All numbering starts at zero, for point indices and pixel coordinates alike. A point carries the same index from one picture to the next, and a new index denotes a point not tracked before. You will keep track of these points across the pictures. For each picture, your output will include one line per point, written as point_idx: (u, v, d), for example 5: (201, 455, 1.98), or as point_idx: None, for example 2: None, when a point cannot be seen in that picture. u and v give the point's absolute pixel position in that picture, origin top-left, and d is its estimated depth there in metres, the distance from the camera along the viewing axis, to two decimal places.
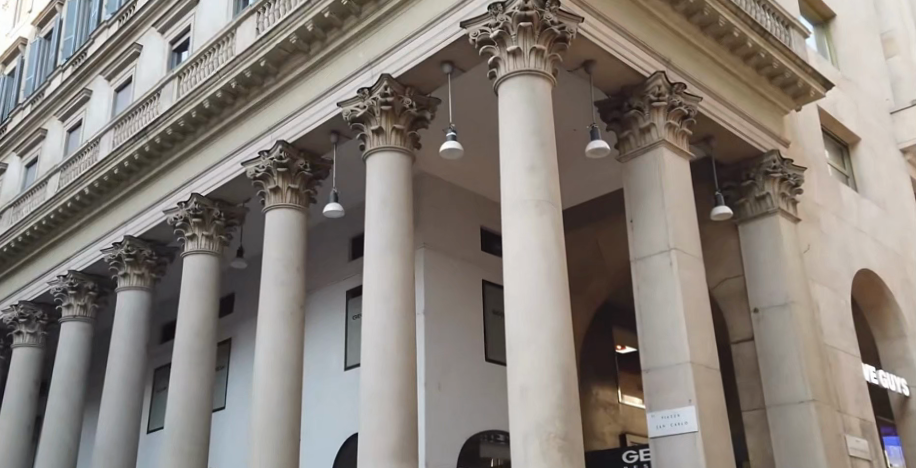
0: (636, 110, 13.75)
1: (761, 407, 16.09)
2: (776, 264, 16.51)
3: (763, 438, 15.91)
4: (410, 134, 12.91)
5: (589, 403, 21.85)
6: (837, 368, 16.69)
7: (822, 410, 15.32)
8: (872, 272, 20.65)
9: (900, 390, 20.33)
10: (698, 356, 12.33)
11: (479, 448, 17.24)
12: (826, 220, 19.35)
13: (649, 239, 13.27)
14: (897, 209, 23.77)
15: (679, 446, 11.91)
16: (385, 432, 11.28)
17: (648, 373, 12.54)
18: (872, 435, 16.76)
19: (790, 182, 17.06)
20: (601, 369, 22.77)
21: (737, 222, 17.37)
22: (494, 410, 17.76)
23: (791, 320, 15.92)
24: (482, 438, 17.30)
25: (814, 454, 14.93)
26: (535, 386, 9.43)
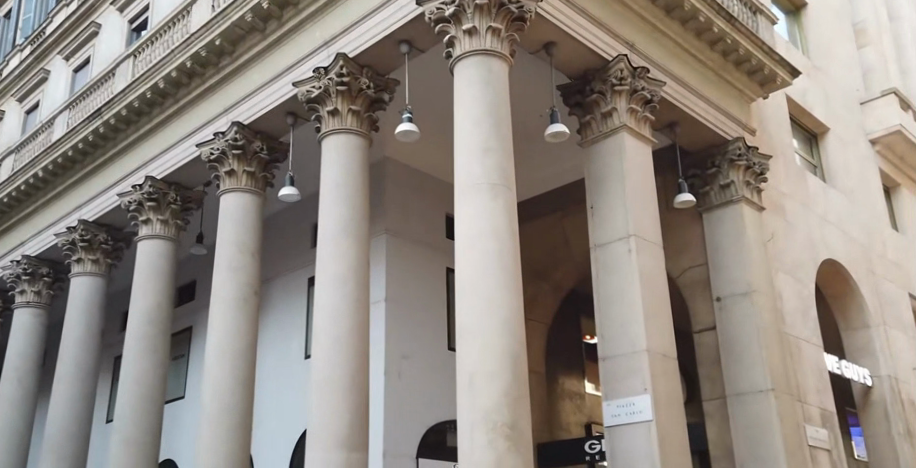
0: (598, 94, 13.55)
1: (721, 397, 16.00)
2: (739, 253, 16.40)
3: (722, 427, 15.82)
4: (366, 116, 12.54)
5: (553, 392, 21.69)
6: (798, 358, 16.65)
7: (781, 400, 15.26)
8: (838, 262, 20.60)
9: (863, 381, 20.21)
10: (655, 344, 12.18)
11: (443, 438, 16.98)
12: (791, 209, 19.26)
13: (609, 226, 13.09)
14: (865, 200, 23.75)
15: (632, 435, 11.76)
16: (335, 420, 10.96)
17: (604, 362, 12.38)
18: (832, 425, 16.73)
19: (754, 170, 16.98)
20: (568, 358, 22.65)
21: (701, 210, 17.26)
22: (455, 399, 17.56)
23: (753, 310, 15.82)
24: (447, 427, 17.07)
25: (772, 444, 14.84)
26: (484, 373, 9.31)
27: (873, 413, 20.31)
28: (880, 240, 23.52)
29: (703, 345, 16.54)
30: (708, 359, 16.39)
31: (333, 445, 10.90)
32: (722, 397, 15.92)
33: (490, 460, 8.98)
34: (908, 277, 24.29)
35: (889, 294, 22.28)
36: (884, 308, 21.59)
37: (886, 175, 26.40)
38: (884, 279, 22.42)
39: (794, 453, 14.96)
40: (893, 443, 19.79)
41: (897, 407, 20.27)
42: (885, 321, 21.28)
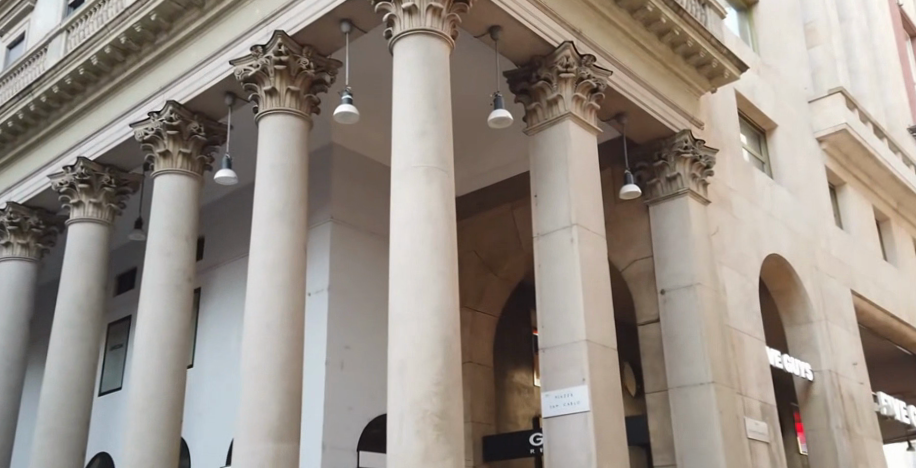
0: (544, 81, 13.39)
1: (663, 390, 15.96)
2: (684, 246, 16.39)
3: (663, 420, 15.78)
4: (306, 98, 12.20)
5: (499, 384, 21.57)
6: (739, 351, 16.71)
7: (722, 392, 15.25)
8: (782, 257, 20.74)
9: (805, 375, 20.32)
10: (595, 334, 12.07)
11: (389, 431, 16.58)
12: (737, 204, 19.33)
13: (553, 214, 12.93)
14: (810, 197, 23.97)
15: (569, 426, 11.64)
16: (264, 411, 10.63)
17: (544, 352, 12.26)
18: (771, 418, 16.81)
19: (700, 163, 16.97)
20: (516, 352, 22.57)
21: (647, 202, 17.23)
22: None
23: (696, 303, 15.81)
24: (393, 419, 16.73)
25: (712, 436, 14.83)
26: (415, 362, 9.08)
27: (813, 407, 20.47)
28: (825, 237, 23.74)
29: (647, 338, 16.50)
30: (651, 352, 16.34)
31: (260, 434, 10.56)
32: (665, 390, 15.88)
33: (419, 450, 8.76)
34: (851, 274, 24.58)
35: (831, 290, 22.50)
36: (826, 303, 21.81)
37: (832, 174, 26.69)
38: (827, 275, 22.66)
39: (734, 446, 14.98)
40: (832, 437, 19.99)
41: (837, 401, 20.47)
42: (827, 317, 21.49)
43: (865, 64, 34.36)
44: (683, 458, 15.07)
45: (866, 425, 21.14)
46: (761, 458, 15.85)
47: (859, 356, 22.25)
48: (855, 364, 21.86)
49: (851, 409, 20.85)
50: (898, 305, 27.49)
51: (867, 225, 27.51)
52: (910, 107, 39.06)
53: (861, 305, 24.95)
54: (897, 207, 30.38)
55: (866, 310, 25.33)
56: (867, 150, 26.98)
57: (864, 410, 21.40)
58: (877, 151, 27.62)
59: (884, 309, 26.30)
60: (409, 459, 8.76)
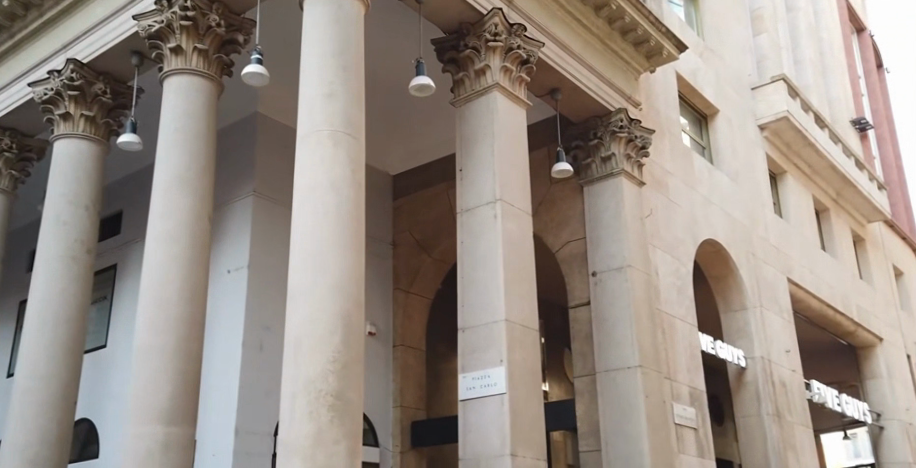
0: (472, 50, 12.83)
1: (591, 374, 15.61)
2: (616, 227, 16.02)
3: (591, 405, 15.42)
4: (215, 58, 11.50)
5: (432, 368, 21.10)
6: (669, 336, 16.49)
7: (650, 377, 14.95)
8: (718, 243, 20.51)
9: (737, 362, 20.18)
10: (515, 314, 11.63)
11: None
12: (674, 187, 19.00)
13: (477, 189, 12.39)
14: (750, 184, 23.80)
15: (486, 410, 11.16)
16: (155, 391, 9.95)
17: (464, 332, 11.76)
18: (700, 405, 16.64)
19: (636, 143, 16.58)
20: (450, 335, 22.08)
21: (582, 183, 16.80)
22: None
23: (627, 286, 15.47)
24: None
25: (638, 422, 14.46)
26: (309, 339, 8.50)
27: (745, 394, 20.33)
28: (763, 225, 23.59)
29: (577, 321, 16.12)
30: (581, 335, 15.97)
31: (148, 416, 9.88)
32: (593, 375, 15.54)
33: (309, 434, 8.19)
34: (787, 262, 24.50)
35: (767, 277, 22.40)
36: (761, 291, 21.70)
37: (773, 162, 26.54)
38: (763, 262, 22.53)
39: (661, 432, 14.69)
40: (763, 424, 19.86)
41: (768, 388, 20.36)
42: (762, 303, 21.38)
43: (810, 55, 34.28)
44: (609, 443, 14.73)
45: (797, 412, 21.09)
46: (687, 444, 15.67)
47: (793, 344, 22.21)
48: (788, 352, 21.80)
49: (783, 397, 20.76)
50: (834, 294, 27.54)
51: (806, 214, 27.46)
52: (853, 99, 39.20)
53: (797, 294, 24.91)
54: (836, 197, 30.46)
55: (802, 299, 25.33)
56: (807, 140, 26.83)
57: (796, 398, 21.35)
58: (818, 141, 27.51)
59: (820, 298, 26.30)
60: (299, 443, 8.19)
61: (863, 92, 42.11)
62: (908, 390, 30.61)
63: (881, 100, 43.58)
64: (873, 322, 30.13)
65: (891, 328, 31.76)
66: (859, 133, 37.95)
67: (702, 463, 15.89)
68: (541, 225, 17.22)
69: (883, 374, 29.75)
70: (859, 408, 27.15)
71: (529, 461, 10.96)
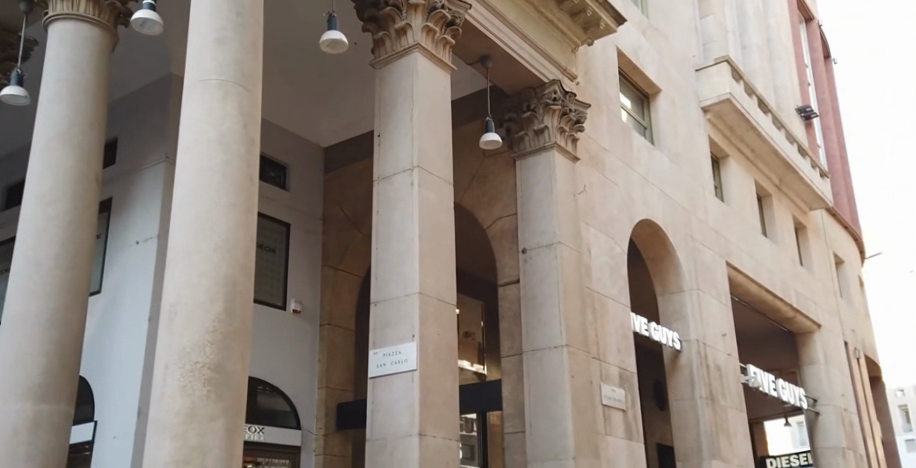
0: (392, 8, 12.14)
1: (518, 353, 15.07)
2: (547, 202, 15.45)
3: (517, 385, 14.88)
4: (108, 6, 10.73)
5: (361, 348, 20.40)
6: (599, 315, 16.08)
7: (577, 357, 14.49)
8: (655, 223, 20.12)
9: (672, 344, 19.85)
10: (430, 287, 11.02)
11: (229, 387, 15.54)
12: (611, 165, 18.49)
13: (394, 155, 11.66)
14: (691, 166, 23.41)
15: (395, 387, 10.54)
16: (26, 363, 9.22)
17: (376, 306, 11.10)
18: (631, 386, 16.33)
19: (570, 117, 16.01)
20: None
21: (514, 157, 16.19)
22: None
23: (556, 263, 14.96)
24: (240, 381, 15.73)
25: (563, 403, 13.95)
26: (187, 307, 7.85)
27: (679, 377, 20.01)
28: (702, 207, 23.24)
29: (506, 299, 15.56)
30: (509, 314, 15.42)
31: (15, 392, 9.14)
32: (519, 355, 15.01)
33: (182, 410, 7.56)
34: (726, 246, 24.21)
35: (704, 260, 22.10)
36: (698, 272, 21.41)
37: (717, 146, 26.16)
38: (701, 245, 22.22)
39: (587, 413, 14.24)
40: (696, 408, 19.52)
41: (703, 371, 20.03)
42: (698, 285, 21.11)
43: (757, 40, 33.92)
44: (533, 424, 14.21)
45: (731, 396, 20.84)
46: (614, 425, 15.31)
47: (729, 327, 21.97)
48: (723, 335, 21.57)
49: (717, 380, 20.47)
50: (773, 279, 27.35)
51: (748, 199, 27.17)
52: (799, 87, 39.05)
53: (735, 278, 24.65)
54: (778, 184, 30.26)
55: (741, 284, 25.10)
56: (750, 124, 26.49)
57: (730, 383, 21.09)
58: (761, 126, 27.19)
59: (759, 283, 26.09)
60: (170, 419, 7.56)
61: (809, 81, 42.02)
62: (844, 377, 30.69)
63: (826, 89, 43.53)
64: (812, 308, 30.08)
65: (829, 315, 31.79)
66: (804, 121, 37.81)
67: (629, 446, 15.55)
68: (472, 200, 16.57)
69: (820, 360, 29.74)
70: (795, 394, 27.05)
71: (440, 441, 10.40)
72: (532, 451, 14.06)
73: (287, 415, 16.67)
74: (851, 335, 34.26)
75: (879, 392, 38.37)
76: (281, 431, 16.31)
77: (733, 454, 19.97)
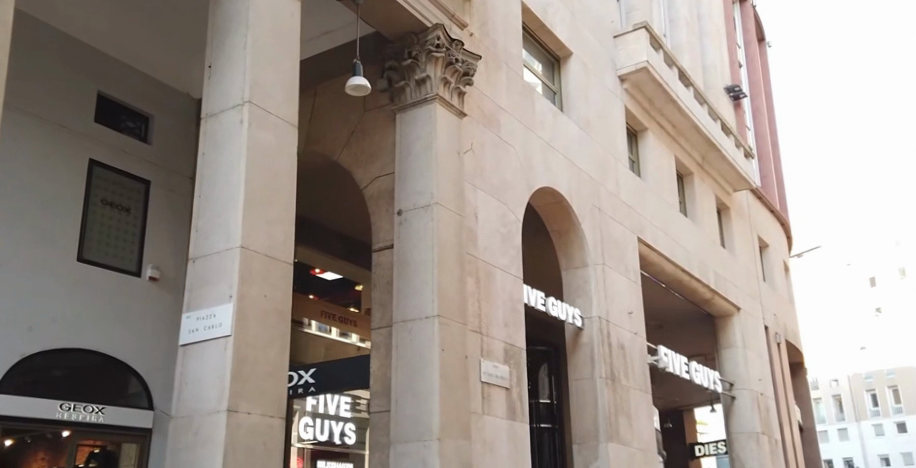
0: None
1: (389, 326, 13.66)
2: (427, 160, 13.97)
3: (385, 360, 13.47)
4: None
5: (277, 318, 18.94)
6: (484, 286, 14.91)
7: (452, 329, 13.27)
8: (559, 194, 18.96)
9: (573, 321, 18.86)
10: (258, 242, 9.51)
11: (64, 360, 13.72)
12: (508, 125, 17.10)
13: (223, 90, 10.05)
14: (604, 136, 22.11)
15: (206, 356, 9.05)
16: None
17: (193, 263, 9.55)
18: (517, 362, 15.34)
19: (456, 67, 14.48)
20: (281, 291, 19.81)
21: (394, 109, 14.59)
22: (74, 330, 13.76)
23: (431, 227, 13.56)
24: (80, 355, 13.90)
25: (430, 378, 12.72)
26: None
27: (580, 356, 18.97)
28: (613, 180, 21.98)
29: (379, 266, 14.09)
30: (382, 282, 13.97)
31: None
32: (389, 327, 13.59)
33: None
34: (639, 221, 23.05)
35: (612, 234, 20.99)
36: (604, 246, 20.35)
37: (634, 118, 24.83)
38: (609, 219, 21.10)
39: (460, 390, 13.11)
40: (594, 388, 18.57)
41: (604, 350, 19.08)
42: (604, 260, 20.11)
43: (685, 13, 32.54)
44: (399, 402, 12.91)
45: (635, 377, 19.94)
46: (494, 404, 14.37)
47: (635, 305, 21.07)
48: (630, 313, 20.69)
49: (619, 359, 19.58)
50: (690, 259, 26.31)
51: (665, 175, 26.03)
52: (730, 66, 37.61)
53: (647, 256, 23.58)
54: (700, 162, 29.12)
55: (654, 262, 24.04)
56: (670, 97, 25.21)
57: (634, 364, 20.15)
58: (681, 99, 25.95)
59: (675, 262, 25.07)
60: None
61: (740, 61, 40.72)
62: (762, 361, 29.99)
63: (758, 70, 42.42)
64: (732, 291, 29.21)
65: (750, 298, 30.93)
66: (732, 102, 36.38)
67: (510, 426, 14.66)
68: (349, 157, 14.92)
69: (738, 344, 28.91)
70: (710, 377, 26.18)
71: (257, 418, 8.97)
72: (396, 432, 12.78)
73: (138, 394, 14.63)
74: (773, 320, 33.48)
75: (800, 379, 37.89)
76: (129, 413, 14.33)
77: (633, 437, 19.09)
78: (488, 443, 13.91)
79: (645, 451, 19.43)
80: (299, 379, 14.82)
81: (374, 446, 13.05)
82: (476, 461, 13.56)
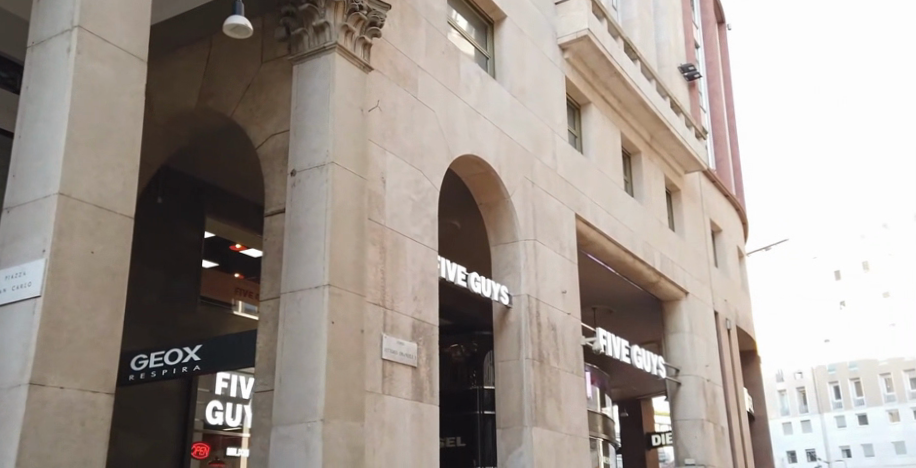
0: None
1: (278, 297, 12.34)
2: (323, 115, 12.64)
3: (273, 334, 12.18)
4: None
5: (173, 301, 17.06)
6: (389, 257, 13.69)
7: (345, 302, 12.04)
8: (486, 163, 17.75)
9: (499, 299, 17.70)
10: (84, 189, 8.18)
11: None
12: (427, 86, 15.78)
13: (54, 14, 8.73)
14: (542, 105, 20.87)
15: (14, 320, 7.75)
16: None
17: (7, 213, 8.24)
18: (425, 340, 14.17)
19: (360, 15, 13.19)
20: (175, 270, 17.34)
21: (292, 60, 13.21)
22: None
23: (325, 188, 12.26)
24: None
25: (318, 355, 11.50)
26: None
27: (507, 335, 17.88)
28: (550, 153, 20.70)
29: (270, 232, 12.72)
30: (272, 249, 12.62)
31: None
32: (277, 299, 12.30)
33: None
34: (577, 197, 21.88)
35: (546, 208, 19.83)
36: (536, 221, 19.19)
37: (576, 90, 23.62)
38: (543, 193, 19.90)
39: (352, 368, 11.91)
40: (520, 370, 17.51)
41: (532, 330, 17.97)
42: (535, 236, 18.97)
43: None
44: (284, 380, 11.65)
45: (566, 359, 18.88)
46: (397, 384, 13.21)
47: (569, 284, 19.97)
48: (563, 292, 19.61)
49: (549, 340, 18.50)
50: (634, 240, 25.21)
51: (609, 151, 24.88)
52: (686, 45, 36.33)
53: (587, 235, 22.46)
54: (648, 140, 28.00)
55: (594, 241, 22.95)
56: (614, 69, 24.04)
57: (567, 346, 19.08)
58: (626, 72, 24.76)
59: (617, 242, 24.00)
60: None
61: (697, 42, 39.57)
62: (710, 347, 29.10)
63: (716, 52, 41.27)
64: (680, 274, 28.19)
65: (699, 283, 29.95)
66: (688, 82, 35.02)
67: (415, 408, 13.52)
68: (244, 113, 13.54)
69: (685, 329, 27.90)
70: (653, 362, 25.15)
71: (74, 394, 7.68)
72: (278, 414, 11.53)
73: None
74: (724, 306, 32.59)
75: (751, 367, 37.11)
76: None
77: (562, 422, 18.04)
78: (387, 426, 12.77)
79: (575, 437, 18.41)
80: (184, 357, 13.14)
81: (256, 430, 11.81)
82: (372, 446, 12.38)
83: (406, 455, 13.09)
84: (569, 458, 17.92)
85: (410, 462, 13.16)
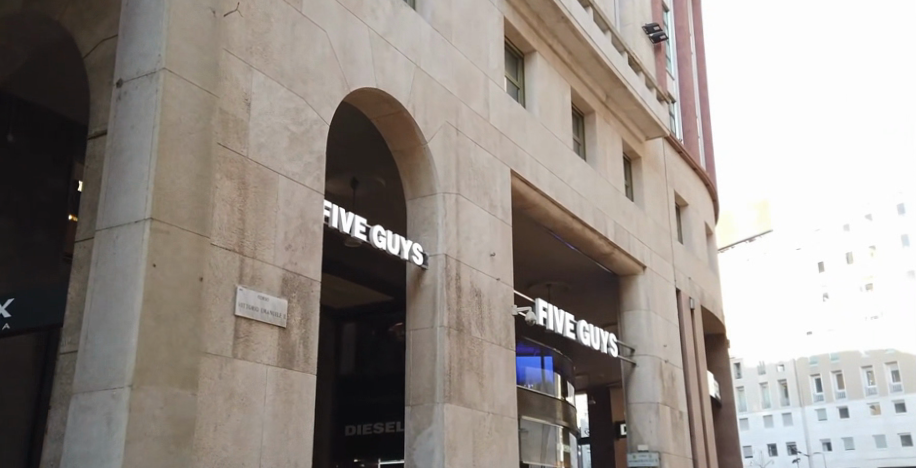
0: None
1: (94, 237, 9.95)
2: (157, 15, 10.23)
3: (85, 282, 9.79)
4: None
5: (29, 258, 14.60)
6: (251, 195, 11.30)
7: (176, 241, 9.67)
8: (397, 101, 15.34)
9: (413, 258, 15.30)
10: None
11: None
12: (318, 2, 13.39)
13: None
14: (473, 45, 18.50)
15: None
16: None
17: None
18: (300, 297, 11.78)
19: None
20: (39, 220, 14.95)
21: None
22: None
23: (154, 101, 9.88)
24: None
25: (132, 304, 9.14)
26: None
27: (421, 300, 15.55)
28: (481, 99, 18.33)
29: (91, 158, 10.32)
30: (93, 178, 10.23)
31: None
32: (93, 239, 9.92)
33: None
34: (515, 153, 19.55)
35: (474, 161, 17.48)
36: (460, 172, 16.82)
37: (518, 36, 21.33)
38: (471, 143, 17.54)
39: (182, 324, 9.56)
40: (434, 339, 15.16)
41: (450, 294, 15.63)
42: (458, 189, 16.59)
43: None
44: (92, 337, 9.30)
45: (492, 329, 16.62)
46: (255, 347, 10.86)
47: (499, 246, 17.63)
48: (492, 256, 17.26)
49: (472, 307, 16.19)
50: (584, 206, 22.88)
51: (557, 106, 22.54)
52: (653, 6, 34.02)
53: (526, 196, 20.14)
54: (604, 99, 25.67)
55: (537, 204, 20.66)
56: (562, 14, 21.75)
57: (493, 314, 16.79)
58: (576, 18, 22.46)
59: (563, 206, 21.67)
60: None
61: (666, 6, 37.26)
62: (670, 325, 26.90)
63: (687, 19, 38.94)
64: (638, 246, 25.90)
65: (660, 258, 27.70)
66: (653, 45, 32.71)
67: (281, 377, 11.16)
68: (73, 17, 11.13)
69: (643, 305, 25.60)
70: (603, 339, 22.89)
71: None
72: (82, 378, 9.21)
73: None
74: (689, 284, 30.37)
75: (720, 352, 35.00)
76: None
77: (483, 400, 15.79)
78: (237, 398, 10.42)
79: (498, 417, 16.17)
80: None
81: (57, 399, 9.48)
82: (213, 421, 10.06)
83: (265, 433, 10.77)
84: (490, 441, 15.71)
85: (270, 441, 10.83)
